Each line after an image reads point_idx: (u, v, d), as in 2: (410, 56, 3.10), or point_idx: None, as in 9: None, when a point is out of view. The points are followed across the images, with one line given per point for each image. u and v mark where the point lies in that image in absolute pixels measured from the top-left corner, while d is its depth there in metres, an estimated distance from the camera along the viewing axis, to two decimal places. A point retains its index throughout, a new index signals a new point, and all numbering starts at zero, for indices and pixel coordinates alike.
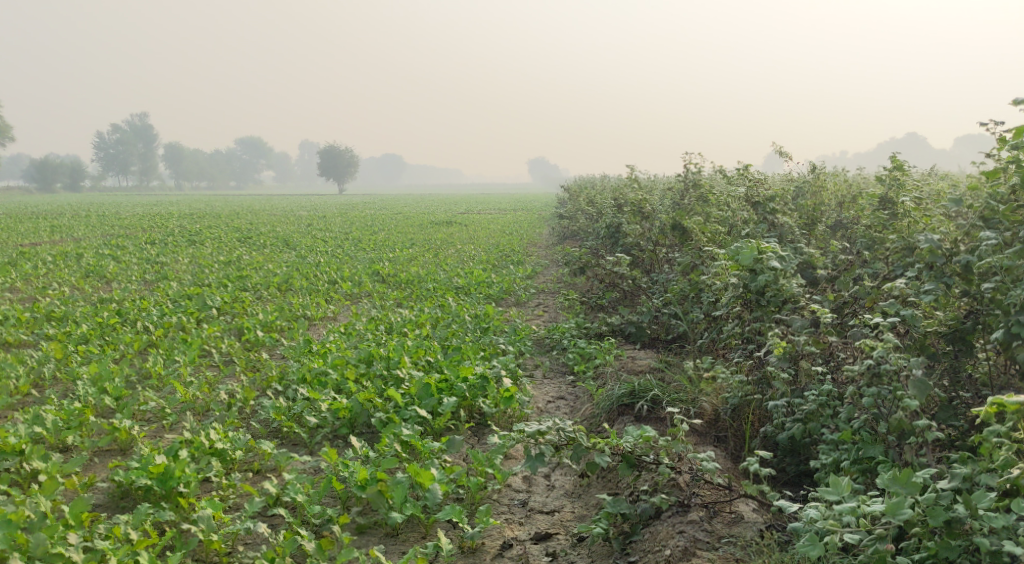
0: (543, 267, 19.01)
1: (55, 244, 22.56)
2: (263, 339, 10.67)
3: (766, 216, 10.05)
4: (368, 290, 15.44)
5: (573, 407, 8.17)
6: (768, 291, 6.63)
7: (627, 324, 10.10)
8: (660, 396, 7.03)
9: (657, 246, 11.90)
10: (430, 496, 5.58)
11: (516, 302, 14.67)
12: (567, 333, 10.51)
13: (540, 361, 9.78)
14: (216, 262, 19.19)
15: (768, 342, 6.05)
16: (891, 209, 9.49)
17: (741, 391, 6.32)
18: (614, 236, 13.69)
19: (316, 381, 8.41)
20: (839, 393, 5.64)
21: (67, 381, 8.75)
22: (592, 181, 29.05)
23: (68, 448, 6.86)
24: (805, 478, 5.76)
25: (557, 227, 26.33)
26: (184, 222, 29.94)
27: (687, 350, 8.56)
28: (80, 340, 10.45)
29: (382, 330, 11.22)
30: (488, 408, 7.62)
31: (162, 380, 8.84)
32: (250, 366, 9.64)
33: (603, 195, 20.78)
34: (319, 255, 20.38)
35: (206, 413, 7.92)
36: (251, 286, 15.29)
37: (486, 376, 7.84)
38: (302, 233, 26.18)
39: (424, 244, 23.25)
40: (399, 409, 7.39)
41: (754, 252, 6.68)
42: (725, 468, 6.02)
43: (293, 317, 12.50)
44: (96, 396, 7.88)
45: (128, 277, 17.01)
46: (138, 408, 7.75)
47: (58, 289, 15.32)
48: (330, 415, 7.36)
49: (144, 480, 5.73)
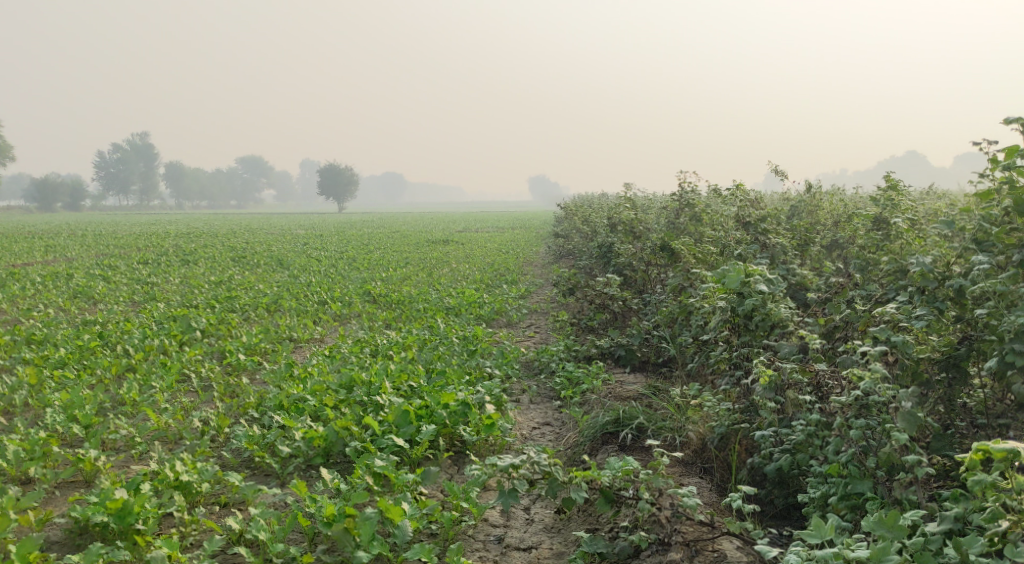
0: (537, 287, 18.80)
1: (46, 264, 22.35)
2: (244, 363, 10.41)
3: (758, 237, 9.98)
4: (358, 311, 15.20)
5: (558, 434, 7.90)
6: (756, 316, 6.43)
7: (617, 346, 9.85)
8: (645, 424, 6.78)
9: (648, 267, 11.69)
10: (400, 534, 5.38)
11: (508, 323, 14.43)
12: (555, 356, 10.27)
13: (527, 386, 9.52)
14: (207, 282, 18.95)
15: (754, 370, 5.80)
16: (885, 230, 9.29)
17: (728, 419, 6.07)
18: (606, 256, 13.49)
19: (293, 407, 8.15)
20: (828, 423, 5.40)
21: (38, 408, 8.50)
22: (588, 200, 28.91)
23: (30, 481, 6.62)
24: (794, 512, 5.52)
25: (554, 246, 26.14)
26: (179, 241, 29.75)
27: (676, 375, 8.32)
28: (57, 364, 10.21)
29: (368, 353, 10.96)
30: (469, 436, 7.35)
31: (136, 407, 8.60)
32: (229, 392, 9.39)
33: (600, 214, 20.61)
34: (312, 274, 20.17)
35: (178, 443, 7.67)
36: (239, 308, 15.05)
37: (467, 402, 7.58)
38: (297, 252, 25.96)
39: (419, 263, 23.03)
40: (375, 438, 7.15)
41: (741, 274, 6.50)
42: (710, 502, 5.77)
43: (278, 340, 12.25)
44: (65, 424, 7.64)
45: (115, 298, 16.76)
46: (107, 437, 7.51)
47: (43, 311, 15.09)
48: (305, 444, 7.11)
49: (101, 517, 5.59)
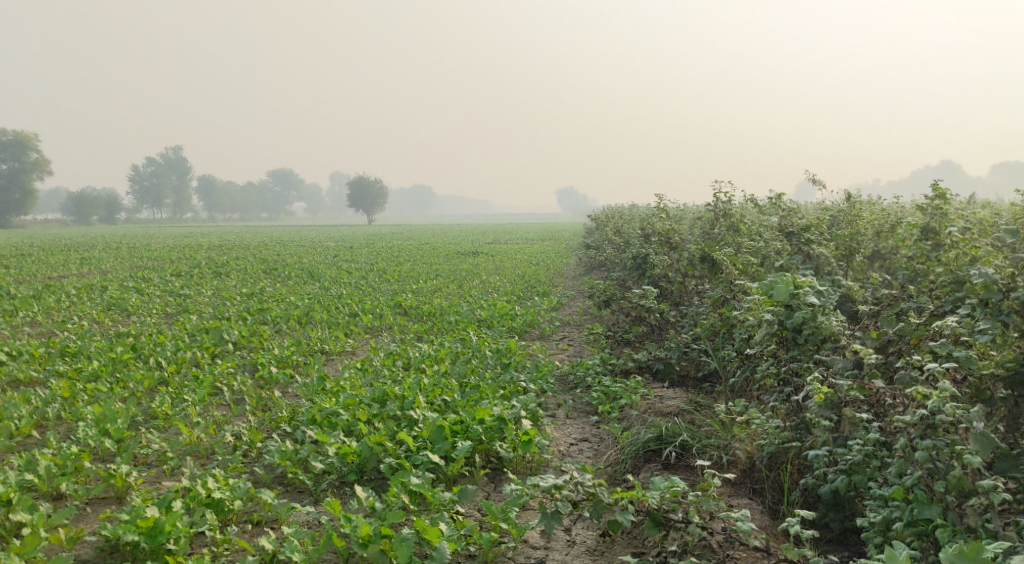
0: (569, 299, 18.58)
1: (81, 276, 22.57)
2: (277, 376, 10.30)
3: (801, 247, 9.60)
4: (389, 323, 15.08)
5: (597, 451, 7.66)
6: (806, 329, 6.14)
7: (655, 360, 9.58)
8: (690, 442, 6.51)
9: (685, 278, 11.43)
10: (437, 555, 5.23)
11: (540, 335, 14.22)
12: (591, 370, 10.03)
13: (562, 400, 9.28)
14: (239, 294, 18.97)
15: (808, 387, 5.55)
16: (935, 240, 8.97)
17: (779, 438, 5.83)
18: (641, 268, 13.22)
19: (326, 422, 7.99)
20: (887, 442, 5.16)
21: (70, 421, 8.43)
22: (619, 212, 28.67)
23: (61, 496, 6.52)
24: (851, 536, 5.27)
25: (584, 257, 25.90)
26: (211, 254, 29.98)
27: (718, 390, 8.04)
28: (90, 377, 10.18)
29: (399, 366, 10.80)
30: (506, 453, 7.13)
31: (168, 421, 8.51)
32: (261, 406, 9.26)
33: (632, 226, 20.36)
34: (343, 287, 20.11)
35: (210, 457, 7.55)
36: (271, 320, 15.01)
37: (503, 417, 7.38)
38: (327, 264, 25.98)
39: (450, 274, 22.91)
40: (410, 454, 6.97)
41: (789, 286, 6.23)
42: (763, 525, 5.51)
43: (310, 352, 12.15)
44: (96, 439, 7.55)
45: (149, 311, 16.81)
46: (139, 451, 7.42)
47: (77, 324, 15.15)
48: (338, 460, 6.96)
49: (132, 536, 5.51)
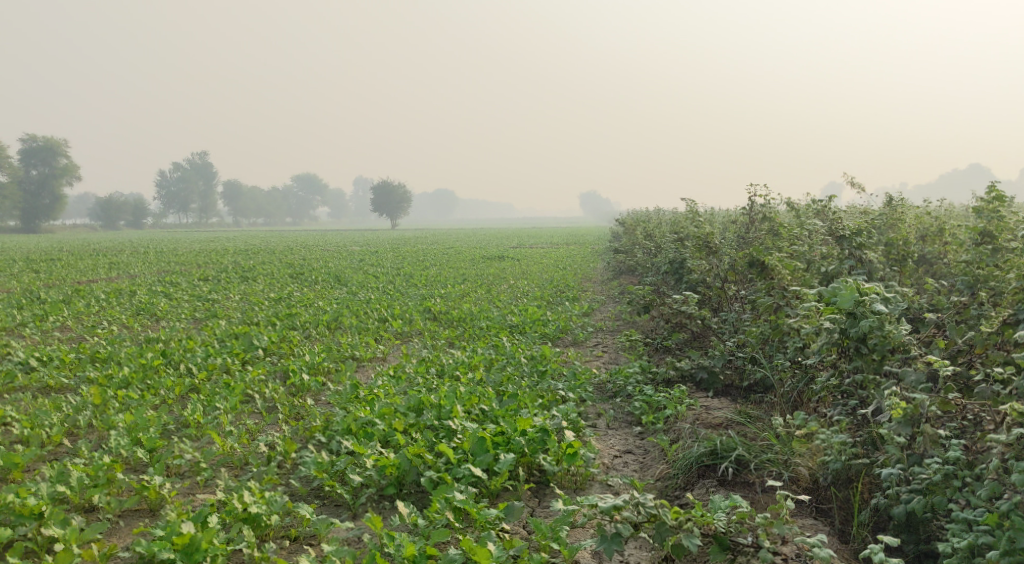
0: (600, 304, 18.25)
1: (110, 281, 22.61)
2: (308, 383, 10.07)
3: (853, 252, 9.14)
4: (419, 329, 14.84)
5: (644, 464, 7.36)
6: (872, 339, 5.80)
7: (698, 369, 9.24)
8: (746, 457, 6.19)
9: (725, 283, 11.08)
10: None
11: (573, 342, 13.90)
12: (631, 378, 9.70)
13: (603, 410, 8.98)
14: (267, 299, 18.80)
15: (882, 402, 5.24)
16: (994, 245, 8.59)
17: (846, 454, 5.53)
18: (677, 273, 12.88)
19: (362, 432, 7.74)
20: (970, 461, 4.95)
21: (102, 430, 8.26)
22: (647, 216, 28.28)
23: (93, 508, 6.32)
24: (926, 559, 5.02)
25: (612, 260, 25.52)
26: (239, 259, 29.97)
27: (769, 400, 7.71)
28: (120, 385, 10.02)
29: (433, 373, 10.54)
30: (550, 466, 6.85)
31: (199, 429, 8.32)
32: (293, 414, 9.04)
33: (663, 230, 19.98)
34: (371, 291, 19.92)
35: (243, 468, 7.34)
36: (300, 325, 14.82)
37: (546, 428, 7.09)
38: (354, 269, 25.83)
39: (477, 279, 22.62)
40: (451, 467, 6.72)
41: (854, 293, 5.86)
42: (835, 549, 5.27)
43: (341, 359, 11.92)
44: (129, 448, 7.37)
45: (177, 316, 16.70)
46: (172, 462, 7.23)
47: (107, 329, 15.06)
48: (376, 473, 6.72)
49: (168, 553, 5.35)
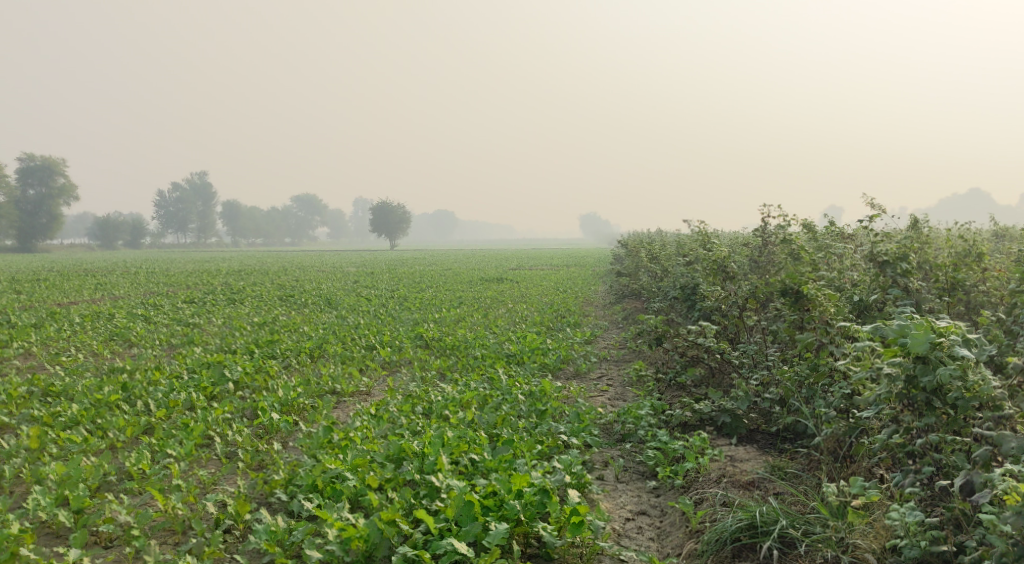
0: (603, 331, 17.03)
1: (91, 303, 21.36)
2: (278, 424, 8.87)
3: (896, 280, 8.18)
4: (408, 358, 13.68)
5: (661, 531, 6.21)
6: (951, 392, 4.79)
7: (719, 413, 8.05)
8: (792, 534, 5.44)
9: (744, 311, 9.88)
10: None
11: (576, 374, 12.74)
12: (642, 420, 8.51)
13: (611, 458, 7.80)
14: (250, 323, 17.62)
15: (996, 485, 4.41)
16: None
17: (924, 540, 4.77)
18: (691, 299, 11.72)
19: (329, 489, 6.59)
20: None
21: (29, 482, 7.13)
22: (651, 237, 27.03)
23: None
24: None
25: (615, 283, 24.43)
26: (230, 280, 28.71)
27: (810, 453, 6.62)
28: (66, 424, 8.83)
29: (419, 413, 9.30)
30: (550, 538, 5.70)
31: (142, 482, 7.17)
32: (255, 463, 7.86)
33: (670, 250, 18.84)
34: (361, 316, 18.74)
35: (185, 535, 6.18)
36: (281, 354, 13.65)
37: (546, 490, 5.93)
38: (347, 291, 24.67)
39: (473, 302, 21.44)
40: (429, 540, 5.64)
41: (930, 334, 4.77)
42: None
43: (319, 393, 10.73)
44: (50, 510, 6.24)
45: (152, 342, 15.49)
46: (100, 527, 6.11)
47: (73, 357, 13.84)
48: (339, 547, 5.63)
49: None
